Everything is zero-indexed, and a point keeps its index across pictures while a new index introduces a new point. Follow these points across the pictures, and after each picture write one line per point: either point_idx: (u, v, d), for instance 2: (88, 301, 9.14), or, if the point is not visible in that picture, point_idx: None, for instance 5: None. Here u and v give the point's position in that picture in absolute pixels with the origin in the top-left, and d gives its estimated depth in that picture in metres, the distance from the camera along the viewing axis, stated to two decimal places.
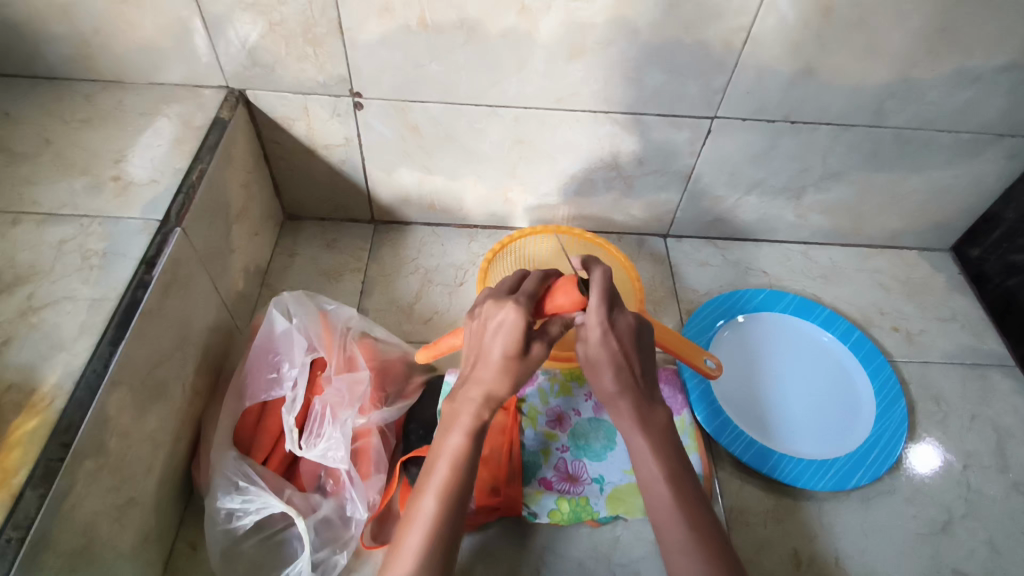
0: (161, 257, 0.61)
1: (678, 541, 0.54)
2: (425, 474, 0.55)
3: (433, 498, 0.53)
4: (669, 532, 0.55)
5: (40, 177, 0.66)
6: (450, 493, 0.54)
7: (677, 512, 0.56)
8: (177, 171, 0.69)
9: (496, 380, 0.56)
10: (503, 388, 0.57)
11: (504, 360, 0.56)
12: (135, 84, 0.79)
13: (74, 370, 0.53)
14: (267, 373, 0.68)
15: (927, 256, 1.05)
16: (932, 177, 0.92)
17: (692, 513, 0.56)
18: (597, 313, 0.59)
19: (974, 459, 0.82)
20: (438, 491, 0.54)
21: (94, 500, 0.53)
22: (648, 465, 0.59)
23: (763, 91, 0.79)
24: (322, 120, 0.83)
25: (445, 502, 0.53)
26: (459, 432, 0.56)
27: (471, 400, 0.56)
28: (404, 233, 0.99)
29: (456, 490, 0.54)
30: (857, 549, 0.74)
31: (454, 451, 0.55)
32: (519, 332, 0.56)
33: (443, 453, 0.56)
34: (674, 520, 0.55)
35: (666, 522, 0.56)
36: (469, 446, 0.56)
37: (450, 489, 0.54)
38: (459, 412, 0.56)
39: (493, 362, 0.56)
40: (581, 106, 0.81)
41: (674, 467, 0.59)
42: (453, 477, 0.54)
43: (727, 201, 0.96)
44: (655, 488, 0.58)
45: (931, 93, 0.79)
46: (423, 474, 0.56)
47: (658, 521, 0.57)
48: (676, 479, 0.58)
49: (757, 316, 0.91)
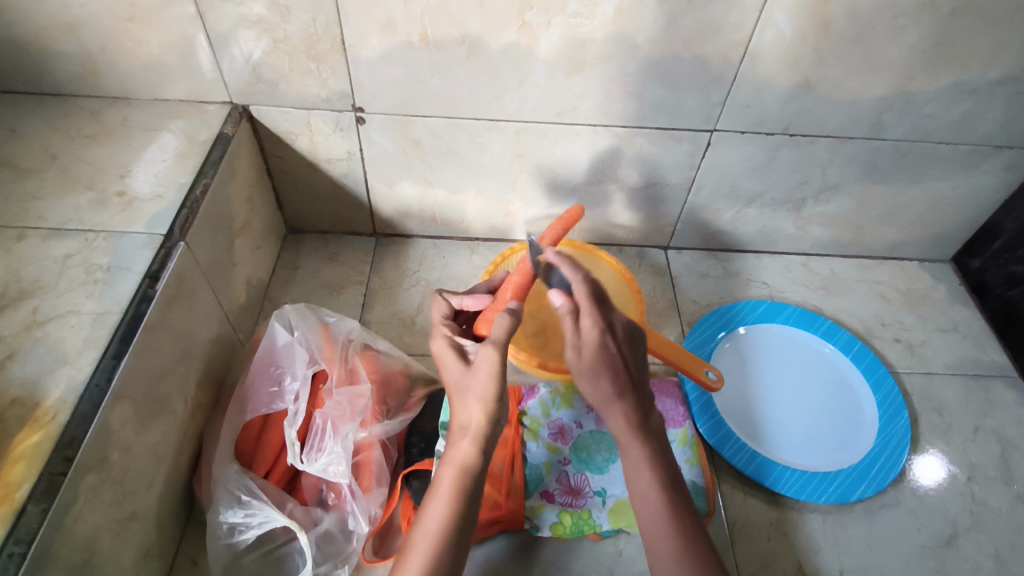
0: (165, 271, 0.62)
1: (669, 550, 0.57)
2: (415, 532, 0.55)
3: (421, 555, 0.53)
4: (661, 542, 0.57)
5: (45, 193, 0.67)
6: (442, 554, 0.53)
7: (665, 523, 0.58)
8: (181, 185, 0.70)
9: (487, 406, 0.58)
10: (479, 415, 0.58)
11: (477, 382, 0.59)
12: (141, 100, 0.80)
13: (77, 384, 0.53)
14: (268, 386, 0.68)
15: (927, 266, 1.05)
16: (931, 189, 0.92)
17: (681, 524, 0.58)
18: (592, 313, 0.62)
19: (978, 470, 0.82)
20: (426, 552, 0.54)
21: (95, 514, 0.52)
22: (642, 481, 0.61)
23: (762, 104, 0.80)
24: (324, 135, 0.84)
25: (430, 562, 0.53)
26: (442, 502, 0.56)
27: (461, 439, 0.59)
28: (405, 246, 1.00)
29: (449, 527, 0.55)
30: (861, 563, 0.73)
31: (441, 520, 0.55)
32: (492, 363, 0.59)
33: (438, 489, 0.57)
34: (664, 535, 0.58)
35: (657, 534, 0.58)
36: (454, 480, 0.57)
37: (435, 554, 0.53)
38: (452, 450, 0.59)
39: (472, 390, 0.59)
40: (581, 120, 0.82)
41: (665, 476, 0.61)
42: (440, 539, 0.54)
43: (727, 213, 0.96)
44: (649, 496, 0.60)
45: (929, 106, 0.80)
46: (412, 533, 0.55)
47: (647, 530, 0.59)
48: (669, 489, 0.60)
49: (758, 328, 0.91)
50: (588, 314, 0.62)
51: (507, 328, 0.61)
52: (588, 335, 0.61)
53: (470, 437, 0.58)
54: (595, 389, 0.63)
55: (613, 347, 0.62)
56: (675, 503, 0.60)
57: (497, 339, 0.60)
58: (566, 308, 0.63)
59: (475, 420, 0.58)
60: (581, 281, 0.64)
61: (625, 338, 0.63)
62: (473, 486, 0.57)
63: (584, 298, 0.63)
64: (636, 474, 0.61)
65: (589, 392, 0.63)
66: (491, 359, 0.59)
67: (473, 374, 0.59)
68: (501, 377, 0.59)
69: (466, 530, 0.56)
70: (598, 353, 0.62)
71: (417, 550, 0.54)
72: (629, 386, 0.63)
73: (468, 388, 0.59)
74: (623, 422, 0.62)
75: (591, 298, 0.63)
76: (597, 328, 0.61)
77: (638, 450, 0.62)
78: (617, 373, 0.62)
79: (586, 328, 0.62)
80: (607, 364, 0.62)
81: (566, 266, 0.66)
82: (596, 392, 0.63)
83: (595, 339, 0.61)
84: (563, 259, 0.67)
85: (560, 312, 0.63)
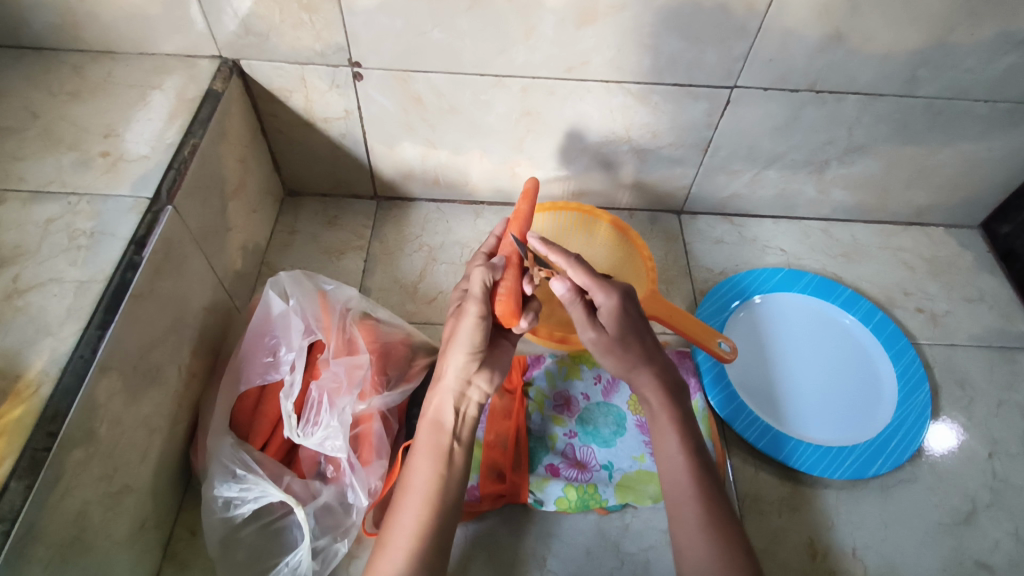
0: (151, 237, 0.59)
1: (694, 518, 0.56)
2: (404, 493, 0.56)
3: (414, 513, 0.54)
4: (685, 507, 0.57)
5: (26, 153, 0.64)
6: (436, 512, 0.54)
7: (690, 488, 0.57)
8: (169, 146, 0.66)
9: (461, 361, 0.59)
10: (454, 368, 0.59)
11: (466, 334, 0.59)
12: (126, 55, 0.75)
13: (61, 356, 0.51)
14: (263, 356, 0.66)
15: (954, 232, 1.00)
16: (965, 150, 0.86)
17: (706, 489, 0.57)
18: (602, 287, 0.63)
19: (1000, 446, 0.79)
20: (418, 510, 0.54)
21: (85, 489, 0.51)
22: (667, 445, 0.60)
23: (788, 58, 0.74)
24: (320, 91, 0.79)
25: (425, 517, 0.54)
26: (425, 459, 0.56)
27: (437, 400, 0.59)
28: (407, 210, 0.96)
29: (436, 488, 0.55)
30: (875, 540, 0.71)
31: (425, 476, 0.55)
32: (473, 322, 0.58)
33: (420, 450, 0.57)
34: (689, 497, 0.57)
35: (682, 496, 0.57)
36: (428, 439, 0.57)
37: (425, 510, 0.54)
38: (428, 404, 0.60)
39: (457, 346, 0.59)
40: (592, 75, 0.77)
41: (690, 440, 0.60)
42: (430, 497, 0.55)
43: (745, 176, 0.91)
44: (674, 461, 0.59)
45: (969, 60, 0.74)
46: (399, 492, 0.56)
47: (671, 493, 0.58)
48: (692, 454, 0.59)
49: (774, 296, 0.88)
50: (599, 288, 0.63)
51: (485, 279, 0.60)
52: (609, 308, 0.62)
53: (451, 399, 0.59)
54: (620, 360, 0.62)
55: (634, 312, 0.63)
56: (699, 468, 0.58)
57: (476, 292, 0.59)
58: (573, 292, 0.62)
59: (450, 374, 0.59)
60: (573, 264, 0.64)
61: (637, 304, 0.65)
62: (451, 444, 0.57)
63: (583, 276, 0.64)
64: (662, 437, 0.61)
65: (616, 364, 0.63)
66: (471, 313, 0.59)
67: (457, 326, 0.60)
68: (482, 328, 0.59)
69: (458, 490, 0.56)
70: (621, 320, 0.62)
71: (410, 510, 0.54)
72: (652, 356, 0.63)
73: (450, 338, 0.59)
74: (655, 386, 0.62)
75: (593, 275, 0.64)
76: (614, 297, 0.62)
77: (664, 414, 0.61)
78: (641, 339, 0.63)
79: (602, 301, 0.62)
80: (632, 331, 0.62)
81: (555, 252, 0.66)
82: (622, 361, 0.62)
83: (614, 308, 0.62)
84: (550, 246, 0.67)
85: (564, 299, 0.63)
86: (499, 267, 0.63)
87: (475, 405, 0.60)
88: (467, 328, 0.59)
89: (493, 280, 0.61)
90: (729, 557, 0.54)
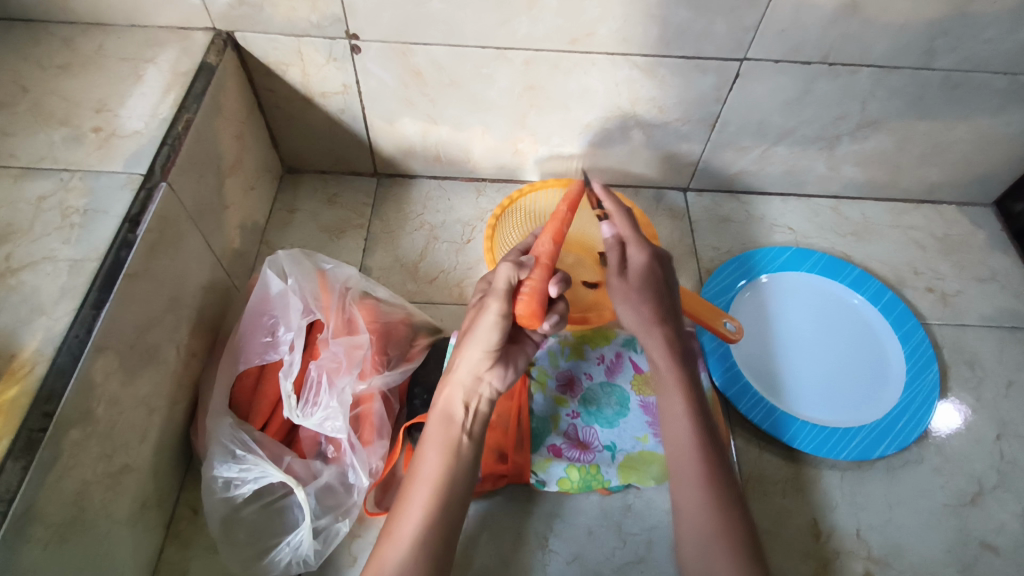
0: (146, 214, 0.58)
1: (693, 490, 0.56)
2: (412, 483, 0.55)
3: (420, 504, 0.54)
4: (686, 468, 0.57)
5: (16, 128, 0.62)
6: (443, 502, 0.54)
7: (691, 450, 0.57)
8: (163, 121, 0.65)
9: (478, 356, 0.58)
10: (475, 354, 0.58)
11: (486, 323, 0.57)
12: (117, 27, 0.73)
13: (55, 336, 0.50)
14: (261, 336, 0.65)
15: (966, 211, 0.98)
16: (981, 125, 0.84)
17: (710, 450, 0.57)
18: (642, 244, 0.66)
19: (1009, 428, 0.78)
20: (425, 500, 0.54)
21: (83, 469, 0.51)
22: (672, 406, 0.60)
23: (800, 28, 0.71)
24: (317, 65, 0.77)
25: (431, 507, 0.53)
26: (434, 450, 0.56)
27: (449, 396, 0.58)
28: (408, 187, 0.94)
29: (444, 480, 0.55)
30: (880, 521, 0.71)
31: (434, 467, 0.55)
32: (494, 318, 0.57)
33: (430, 442, 0.57)
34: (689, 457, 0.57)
35: (682, 457, 0.57)
36: (439, 432, 0.57)
37: (432, 501, 0.54)
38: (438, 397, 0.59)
39: (476, 335, 0.58)
40: (597, 48, 0.74)
41: (695, 402, 0.60)
42: (435, 486, 0.54)
43: (753, 152, 0.89)
44: (677, 421, 0.59)
45: (989, 30, 0.72)
46: (407, 483, 0.56)
47: (674, 457, 0.58)
48: (696, 415, 0.59)
49: (782, 276, 0.86)
50: (635, 244, 0.67)
51: (510, 277, 0.58)
52: (643, 260, 0.66)
53: (464, 399, 0.58)
54: (637, 312, 0.64)
55: (660, 273, 0.66)
56: (701, 429, 0.59)
57: (500, 289, 0.58)
58: (615, 240, 0.67)
59: (465, 368, 0.58)
60: (622, 215, 0.69)
61: (669, 268, 0.67)
62: (460, 438, 0.57)
63: (627, 231, 0.67)
64: (668, 399, 0.61)
65: (631, 316, 0.65)
66: (493, 309, 0.57)
67: (477, 318, 0.59)
68: (501, 327, 0.57)
69: (466, 483, 0.56)
70: (649, 275, 0.65)
71: (416, 499, 0.54)
72: (668, 319, 0.64)
73: (470, 332, 0.58)
74: (661, 347, 0.63)
75: (636, 230, 0.67)
76: (647, 253, 0.65)
77: (672, 375, 0.61)
78: (661, 299, 0.65)
79: (636, 255, 0.66)
80: (656, 289, 0.65)
81: (610, 202, 0.71)
82: (639, 314, 0.64)
83: (645, 262, 0.65)
84: (607, 192, 0.72)
85: (606, 244, 0.68)
86: (525, 264, 0.60)
87: (486, 402, 0.59)
88: (488, 321, 0.57)
89: (517, 279, 0.59)
90: (726, 516, 0.54)
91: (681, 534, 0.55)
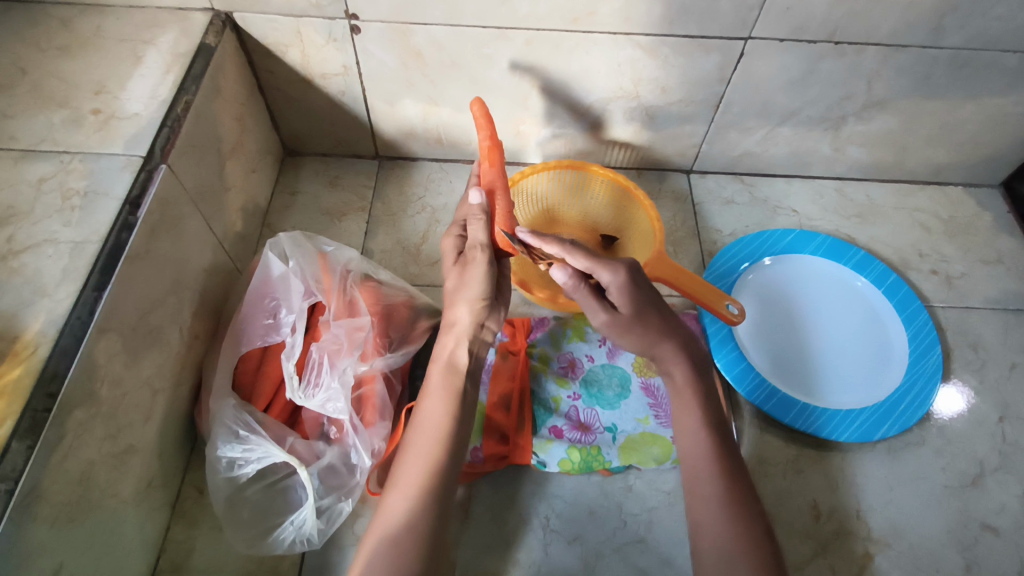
0: (146, 197, 0.58)
1: (712, 492, 0.56)
2: (413, 432, 0.57)
3: (422, 453, 0.55)
4: (703, 482, 0.56)
5: (15, 110, 0.62)
6: (444, 453, 0.55)
7: (709, 464, 0.57)
8: (162, 103, 0.64)
9: (473, 307, 0.63)
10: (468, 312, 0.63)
11: (473, 281, 0.63)
12: (115, 8, 0.73)
13: (58, 318, 0.50)
14: (263, 318, 0.65)
15: (973, 192, 0.97)
16: (989, 105, 0.83)
17: (724, 463, 0.57)
18: (607, 269, 0.62)
19: (1011, 410, 0.78)
20: (427, 450, 0.55)
21: (88, 449, 0.51)
22: (687, 420, 0.60)
23: (806, 5, 0.70)
24: (317, 46, 0.77)
25: (432, 457, 0.55)
26: (436, 400, 0.58)
27: (448, 347, 0.63)
28: (410, 170, 0.94)
29: (445, 428, 0.57)
30: (880, 502, 0.71)
31: (434, 416, 0.57)
32: (483, 275, 0.63)
33: (431, 391, 0.59)
34: (707, 472, 0.56)
35: (699, 472, 0.57)
36: (442, 382, 0.60)
37: (434, 448, 0.55)
38: (442, 348, 0.63)
39: (470, 299, 0.63)
40: (600, 27, 0.73)
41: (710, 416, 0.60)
42: (440, 437, 0.56)
43: (758, 133, 0.88)
44: (693, 435, 0.59)
45: (999, 7, 0.70)
46: (409, 433, 0.58)
47: (689, 471, 0.58)
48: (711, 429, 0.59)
49: (785, 258, 0.86)
50: (601, 268, 0.62)
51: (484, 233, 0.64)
52: (619, 287, 0.62)
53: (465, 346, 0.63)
54: (638, 335, 0.63)
55: (642, 284, 0.63)
56: (716, 443, 0.58)
57: (479, 242, 0.64)
58: (576, 279, 0.62)
59: (461, 319, 0.63)
60: (570, 249, 0.62)
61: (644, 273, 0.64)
62: (462, 387, 0.60)
63: (584, 259, 0.62)
64: (684, 412, 0.61)
65: (634, 341, 0.64)
66: (479, 265, 0.63)
67: (464, 275, 0.64)
68: (489, 277, 0.64)
69: (465, 435, 0.58)
70: (631, 296, 0.62)
71: (418, 446, 0.55)
72: (669, 328, 0.64)
73: (460, 288, 0.64)
74: (675, 352, 0.63)
75: (593, 256, 0.62)
76: (620, 273, 0.62)
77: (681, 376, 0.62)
78: (657, 308, 0.63)
79: (610, 280, 0.62)
80: (649, 304, 0.63)
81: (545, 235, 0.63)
82: (640, 338, 0.64)
83: (622, 285, 0.62)
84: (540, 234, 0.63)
85: (569, 285, 0.63)
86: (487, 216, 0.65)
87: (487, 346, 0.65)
88: (474, 278, 0.64)
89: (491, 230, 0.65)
90: (747, 532, 0.53)
91: (698, 552, 0.54)
